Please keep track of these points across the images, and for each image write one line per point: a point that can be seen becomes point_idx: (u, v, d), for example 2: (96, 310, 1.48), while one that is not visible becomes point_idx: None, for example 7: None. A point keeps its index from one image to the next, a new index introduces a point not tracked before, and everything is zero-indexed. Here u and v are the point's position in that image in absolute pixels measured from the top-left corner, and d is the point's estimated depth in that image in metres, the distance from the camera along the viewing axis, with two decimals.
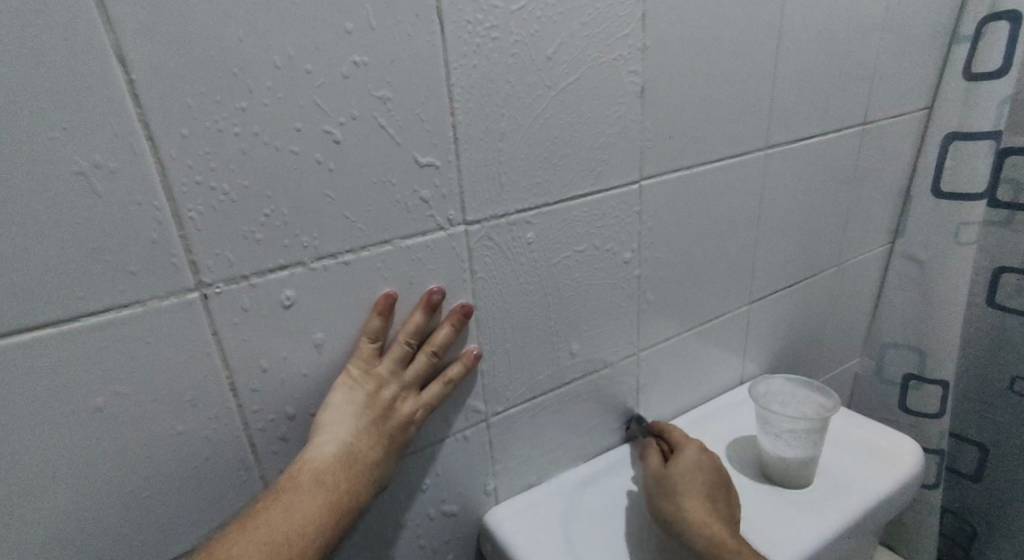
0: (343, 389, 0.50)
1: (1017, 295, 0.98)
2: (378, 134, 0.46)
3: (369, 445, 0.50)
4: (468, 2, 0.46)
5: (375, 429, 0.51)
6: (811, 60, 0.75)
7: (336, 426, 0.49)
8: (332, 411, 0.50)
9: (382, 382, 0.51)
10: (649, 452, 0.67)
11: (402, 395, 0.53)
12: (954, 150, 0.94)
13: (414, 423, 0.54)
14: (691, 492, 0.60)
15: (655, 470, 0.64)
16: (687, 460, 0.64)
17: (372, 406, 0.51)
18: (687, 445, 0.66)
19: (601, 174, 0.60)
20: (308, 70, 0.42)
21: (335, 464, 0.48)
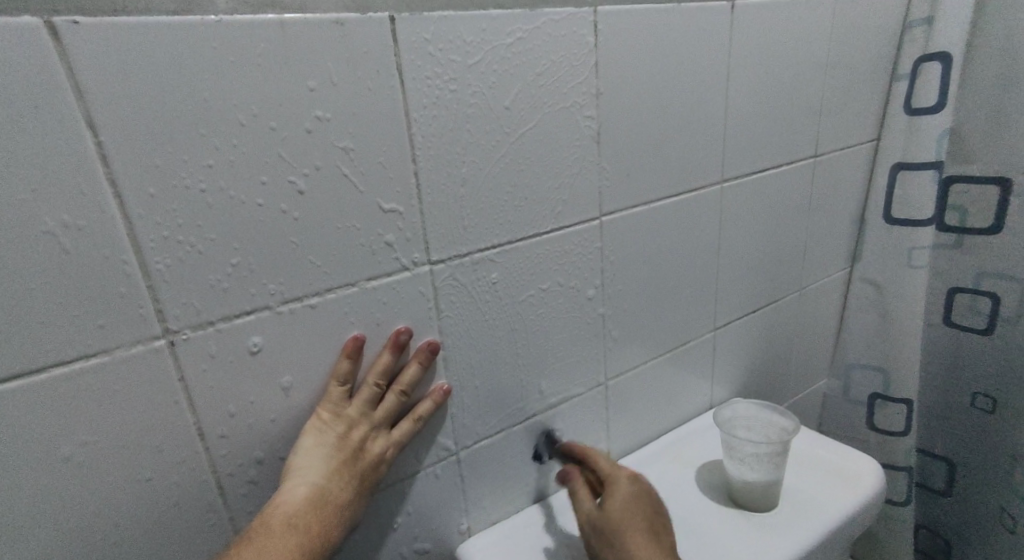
0: (312, 433, 0.51)
1: (970, 315, 1.02)
2: (342, 183, 0.48)
3: (340, 487, 0.51)
4: (426, 58, 0.49)
5: (346, 471, 0.52)
6: (760, 99, 0.80)
7: (307, 470, 0.50)
8: (302, 455, 0.51)
9: (350, 424, 0.52)
10: (578, 490, 0.64)
11: (372, 436, 0.54)
12: (901, 179, 0.99)
13: (385, 462, 0.55)
14: (624, 533, 0.58)
15: (590, 513, 0.61)
16: (614, 499, 0.61)
17: (340, 448, 0.52)
18: (616, 480, 0.63)
19: (562, 213, 0.63)
20: (272, 126, 0.44)
21: (305, 508, 0.49)
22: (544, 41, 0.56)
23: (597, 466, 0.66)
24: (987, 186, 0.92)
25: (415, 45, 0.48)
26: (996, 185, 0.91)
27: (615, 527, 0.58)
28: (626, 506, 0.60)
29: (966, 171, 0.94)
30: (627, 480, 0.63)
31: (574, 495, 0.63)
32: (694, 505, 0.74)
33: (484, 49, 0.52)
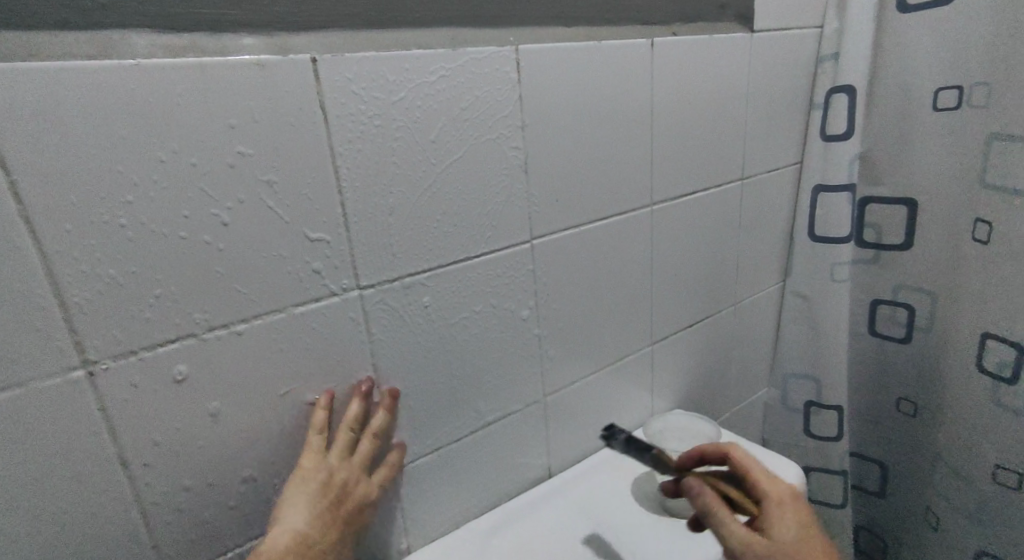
0: (297, 483, 0.54)
1: (891, 325, 1.08)
2: (266, 214, 0.50)
3: (322, 530, 0.54)
4: (349, 96, 0.51)
5: (325, 515, 0.54)
6: (684, 127, 0.84)
7: (297, 517, 0.53)
8: (288, 504, 0.53)
9: (331, 473, 0.56)
10: (723, 513, 0.58)
11: (354, 482, 0.57)
12: (821, 199, 1.05)
13: (366, 506, 0.59)
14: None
15: (741, 536, 0.57)
16: (781, 525, 0.58)
17: (325, 493, 0.55)
18: (779, 501, 0.60)
19: (491, 238, 0.66)
20: (193, 162, 0.46)
21: (295, 549, 0.51)
22: (467, 78, 0.59)
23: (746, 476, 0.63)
24: (897, 206, 0.99)
25: (337, 83, 0.51)
26: (904, 206, 0.99)
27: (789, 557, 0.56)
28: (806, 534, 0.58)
29: (879, 194, 1.01)
30: (794, 502, 0.60)
31: (721, 520, 0.58)
32: (628, 513, 0.76)
33: (407, 86, 0.55)
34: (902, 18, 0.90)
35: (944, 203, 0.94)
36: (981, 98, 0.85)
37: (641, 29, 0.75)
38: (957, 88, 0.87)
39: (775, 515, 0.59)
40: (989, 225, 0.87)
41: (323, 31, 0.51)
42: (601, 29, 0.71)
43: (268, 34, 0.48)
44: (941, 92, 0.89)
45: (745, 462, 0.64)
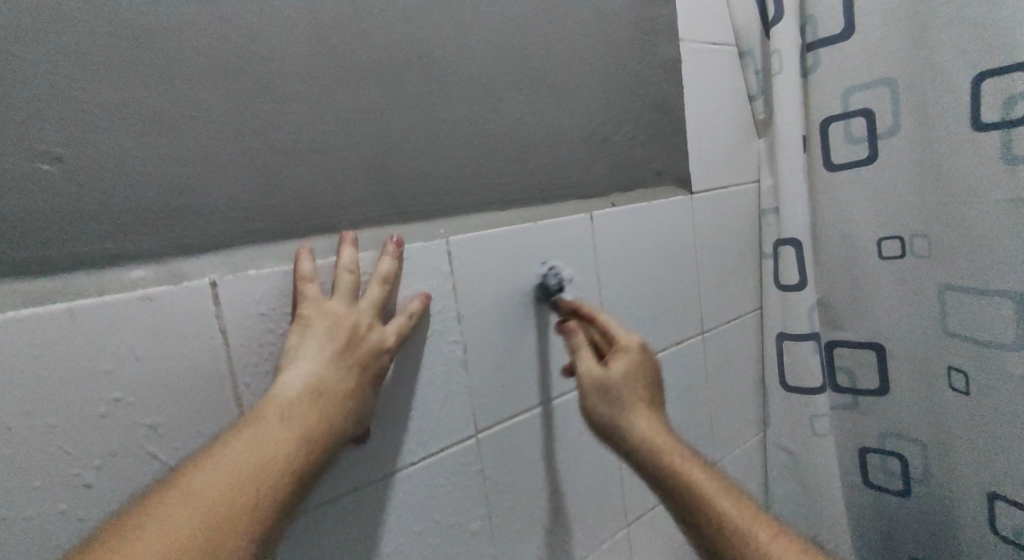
0: (296, 331, 0.49)
1: (885, 476, 0.96)
2: (146, 461, 0.43)
3: (340, 379, 0.48)
4: (254, 319, 0.48)
5: (364, 390, 0.49)
6: (637, 291, 0.82)
7: (258, 437, 0.42)
8: (295, 351, 0.48)
9: (340, 312, 0.49)
10: (583, 349, 0.63)
11: (371, 324, 0.51)
12: (786, 348, 1.01)
13: (386, 354, 0.51)
14: (635, 398, 0.60)
15: (593, 372, 0.61)
16: (629, 368, 0.61)
17: (339, 334, 0.49)
18: (630, 346, 0.62)
19: (429, 440, 0.59)
20: (51, 425, 0.39)
21: (302, 399, 0.45)
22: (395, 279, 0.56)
23: (603, 324, 0.64)
24: (863, 349, 0.94)
25: (243, 305, 0.47)
26: (871, 349, 0.93)
27: (625, 392, 0.59)
28: (633, 377, 0.60)
29: (844, 337, 0.96)
30: (640, 350, 0.62)
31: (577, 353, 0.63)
32: None
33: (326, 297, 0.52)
34: (830, 174, 0.91)
35: (911, 350, 0.89)
36: (923, 248, 0.84)
37: (578, 203, 0.74)
38: (898, 237, 0.86)
39: (618, 359, 0.61)
40: (965, 375, 0.82)
41: (227, 249, 0.47)
42: (536, 208, 0.69)
43: (161, 262, 0.44)
44: (882, 241, 0.88)
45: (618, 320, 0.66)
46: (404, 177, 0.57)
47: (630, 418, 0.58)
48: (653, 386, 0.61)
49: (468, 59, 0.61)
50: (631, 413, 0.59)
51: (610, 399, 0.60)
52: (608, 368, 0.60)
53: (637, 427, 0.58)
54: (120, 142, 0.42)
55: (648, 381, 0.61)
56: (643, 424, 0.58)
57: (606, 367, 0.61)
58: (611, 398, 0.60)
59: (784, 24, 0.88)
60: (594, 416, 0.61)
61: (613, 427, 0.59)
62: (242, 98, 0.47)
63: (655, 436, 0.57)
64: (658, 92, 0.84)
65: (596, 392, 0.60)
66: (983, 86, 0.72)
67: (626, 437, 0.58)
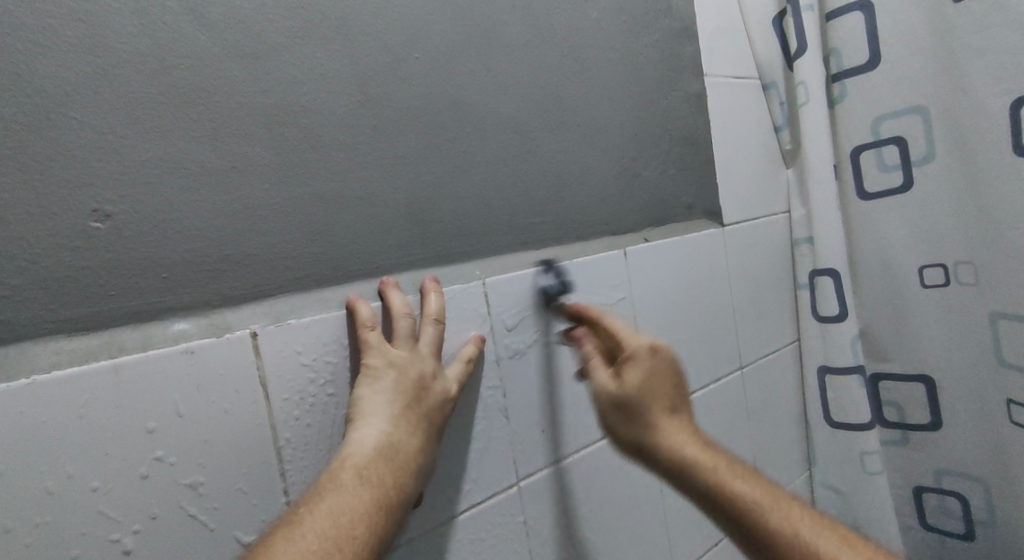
0: (362, 384, 0.48)
1: (946, 517, 0.90)
2: (186, 522, 0.41)
3: (406, 434, 0.47)
4: (295, 369, 0.47)
5: (429, 444, 0.48)
6: (675, 327, 0.79)
7: (338, 503, 0.40)
8: (362, 404, 0.47)
9: (402, 360, 0.48)
10: (594, 362, 0.58)
11: (433, 372, 0.50)
12: (830, 382, 0.97)
13: (449, 402, 0.51)
14: (657, 407, 0.55)
15: (607, 387, 0.56)
16: (652, 414, 0.55)
17: (404, 385, 0.48)
18: (640, 353, 0.56)
19: (471, 492, 0.57)
20: (93, 488, 0.38)
21: (374, 458, 0.44)
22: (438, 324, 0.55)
23: (610, 331, 0.58)
24: (912, 383, 0.90)
25: (284, 355, 0.46)
26: (920, 382, 0.89)
27: (648, 402, 0.55)
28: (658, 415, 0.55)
29: (890, 369, 0.92)
30: (649, 353, 0.56)
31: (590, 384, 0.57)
32: None
33: None
34: (864, 202, 0.89)
35: (964, 382, 0.85)
36: (969, 276, 0.81)
37: (612, 240, 0.73)
38: (941, 265, 0.84)
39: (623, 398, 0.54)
40: None
41: (267, 299, 0.47)
42: (571, 246, 0.68)
43: (203, 314, 0.44)
44: (925, 269, 0.85)
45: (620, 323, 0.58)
46: (441, 220, 0.57)
47: (657, 430, 0.54)
48: (673, 392, 0.56)
49: (500, 101, 0.62)
50: (658, 427, 0.54)
51: (632, 415, 0.55)
52: (618, 404, 0.55)
53: (669, 440, 0.54)
54: (165, 196, 0.42)
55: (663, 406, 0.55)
56: (675, 434, 0.54)
57: (620, 379, 0.56)
58: (639, 442, 0.55)
59: (808, 57, 0.88)
60: (618, 434, 0.56)
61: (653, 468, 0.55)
62: (284, 147, 0.47)
63: (689, 449, 0.53)
64: (686, 127, 0.84)
65: (613, 408, 0.56)
66: (1022, 111, 0.71)
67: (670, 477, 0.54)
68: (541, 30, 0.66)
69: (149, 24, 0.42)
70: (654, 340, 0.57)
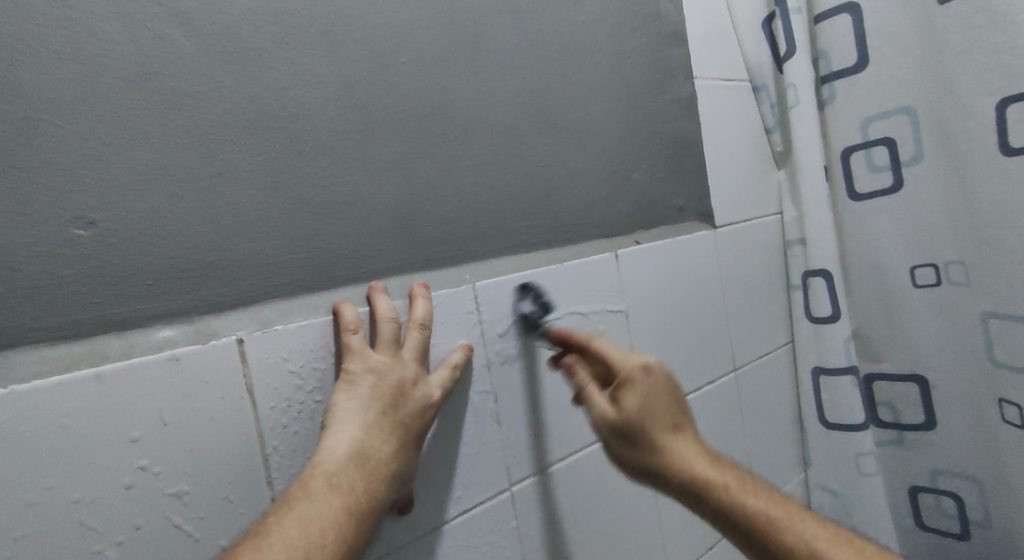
0: (341, 389, 0.47)
1: (940, 517, 0.90)
2: (171, 532, 0.41)
3: (381, 441, 0.46)
4: (282, 376, 0.46)
5: (404, 450, 0.47)
6: (668, 329, 0.79)
7: (308, 510, 0.40)
8: (339, 410, 0.46)
9: (382, 366, 0.48)
10: (588, 388, 0.56)
11: (414, 378, 0.49)
12: (823, 383, 0.97)
13: (430, 409, 0.50)
14: (661, 427, 0.54)
15: (608, 412, 0.55)
16: (664, 440, 0.54)
17: (383, 390, 0.47)
18: (634, 372, 0.55)
19: (462, 497, 0.56)
20: (75, 499, 0.37)
21: (347, 465, 0.43)
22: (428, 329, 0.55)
23: (603, 354, 0.57)
24: (905, 383, 0.90)
25: (270, 361, 0.46)
26: (913, 382, 0.89)
27: (649, 427, 0.54)
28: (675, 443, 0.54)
29: (883, 370, 0.92)
30: (643, 373, 0.55)
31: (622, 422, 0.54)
32: None
33: None
34: (855, 203, 0.90)
35: (956, 382, 0.85)
36: (960, 276, 0.81)
37: (603, 243, 0.73)
38: (932, 265, 0.84)
39: (651, 426, 0.54)
40: (1018, 405, 0.78)
41: (253, 305, 0.46)
42: (561, 249, 0.68)
43: (188, 321, 0.43)
44: (916, 269, 0.86)
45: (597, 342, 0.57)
46: (429, 224, 0.57)
47: (665, 453, 0.53)
48: (679, 408, 0.56)
49: (488, 105, 0.62)
50: (663, 450, 0.53)
51: (636, 442, 0.54)
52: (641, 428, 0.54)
53: (678, 460, 0.53)
54: (148, 202, 0.42)
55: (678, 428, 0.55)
56: (682, 454, 0.53)
57: (619, 402, 0.55)
58: (661, 475, 0.54)
59: (797, 58, 0.88)
60: (626, 462, 0.55)
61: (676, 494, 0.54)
62: (271, 152, 0.47)
63: (697, 465, 0.53)
64: (676, 130, 0.84)
65: (614, 435, 0.55)
66: (1008, 110, 0.71)
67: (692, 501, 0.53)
68: (530, 33, 0.66)
69: (132, 29, 0.41)
70: (647, 358, 0.56)
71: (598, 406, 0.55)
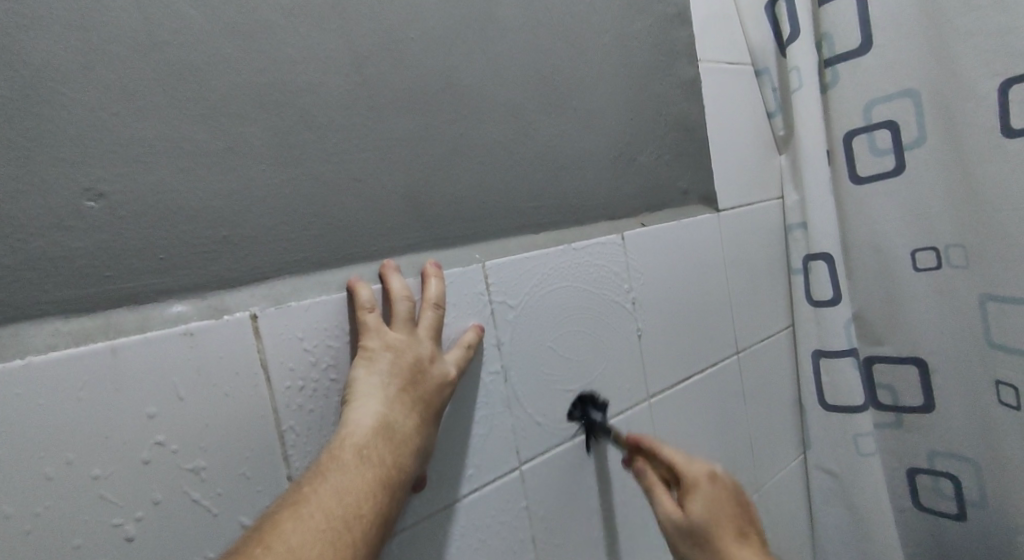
0: (359, 365, 0.47)
1: (938, 498, 0.92)
2: (190, 508, 0.40)
3: (404, 416, 0.46)
4: (297, 352, 0.46)
5: (426, 426, 0.48)
6: (673, 312, 0.79)
7: (343, 481, 0.40)
8: (358, 385, 0.46)
9: (400, 343, 0.48)
10: (656, 490, 0.59)
11: (430, 355, 0.49)
12: (824, 365, 0.97)
13: (447, 386, 0.50)
14: (723, 534, 0.55)
15: (672, 514, 0.57)
16: (704, 497, 0.56)
17: (402, 367, 0.47)
18: (700, 480, 0.57)
19: (473, 478, 0.56)
20: (93, 476, 0.37)
21: (374, 438, 0.43)
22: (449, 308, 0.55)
23: (663, 457, 0.59)
24: (905, 365, 0.91)
25: (286, 338, 0.45)
26: (913, 364, 0.90)
27: (713, 533, 0.55)
28: (709, 505, 0.56)
29: (883, 352, 0.93)
30: (710, 481, 0.57)
31: (655, 495, 0.59)
32: None
33: None
34: (856, 186, 0.90)
35: (954, 364, 0.86)
36: (960, 258, 0.82)
37: (609, 225, 0.73)
38: (932, 249, 0.84)
39: (694, 493, 0.56)
40: (1015, 388, 0.79)
41: (267, 281, 0.46)
42: (569, 230, 0.68)
43: (202, 296, 0.43)
44: (917, 253, 0.86)
45: (659, 445, 0.59)
46: (439, 202, 0.56)
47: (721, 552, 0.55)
48: (740, 507, 0.57)
49: (497, 84, 0.61)
50: (722, 551, 0.54)
51: (699, 544, 0.56)
52: (691, 514, 0.56)
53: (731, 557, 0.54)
54: (161, 175, 0.41)
55: (740, 498, 0.57)
56: (738, 556, 0.54)
57: (685, 508, 0.57)
58: (700, 543, 0.56)
59: (801, 42, 0.88)
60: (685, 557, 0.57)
61: (707, 555, 0.55)
62: (282, 126, 0.46)
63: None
64: (681, 113, 0.84)
65: (683, 538, 0.57)
66: (1012, 92, 0.72)
67: (719, 559, 0.54)
68: (537, 12, 0.65)
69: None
70: (712, 465, 0.58)
71: (656, 493, 0.59)
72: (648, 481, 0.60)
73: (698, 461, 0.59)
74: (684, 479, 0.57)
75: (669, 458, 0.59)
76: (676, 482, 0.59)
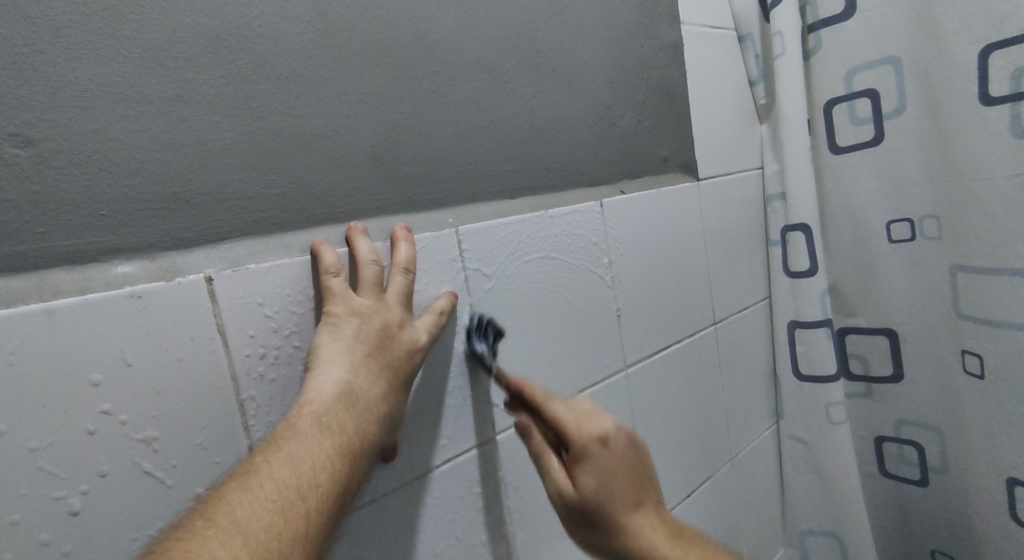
0: (323, 331, 0.45)
1: (902, 465, 0.94)
2: (142, 480, 0.38)
3: (370, 383, 0.44)
4: (256, 318, 0.43)
5: (395, 393, 0.46)
6: (650, 281, 0.78)
7: (299, 451, 0.38)
8: (322, 352, 0.44)
9: (366, 308, 0.45)
10: (545, 457, 0.54)
11: (399, 321, 0.47)
12: (798, 336, 0.98)
13: (418, 353, 0.48)
14: (617, 504, 0.52)
15: (564, 488, 0.53)
16: (596, 480, 0.51)
17: (368, 333, 0.45)
18: (588, 447, 0.51)
19: (446, 448, 0.55)
20: (32, 447, 0.35)
21: (336, 406, 0.41)
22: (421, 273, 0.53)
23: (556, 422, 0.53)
24: (877, 336, 0.92)
25: (245, 302, 0.43)
26: (884, 335, 0.91)
27: (608, 507, 0.51)
28: (607, 483, 0.51)
29: (856, 323, 0.94)
30: (601, 446, 0.51)
31: (549, 468, 0.54)
32: None
33: None
34: (835, 156, 0.89)
35: (924, 335, 0.87)
36: (933, 230, 0.82)
37: (587, 191, 0.71)
38: (907, 220, 0.84)
39: (589, 467, 0.51)
40: (979, 357, 0.80)
41: (224, 243, 0.43)
42: (545, 196, 0.66)
43: (151, 257, 0.40)
44: (892, 224, 0.86)
45: (550, 406, 0.53)
46: (410, 162, 0.53)
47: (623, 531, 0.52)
48: (640, 475, 0.53)
49: (471, 39, 0.58)
50: (623, 526, 0.52)
51: (593, 520, 0.52)
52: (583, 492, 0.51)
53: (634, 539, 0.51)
54: (99, 124, 0.38)
55: (646, 472, 0.53)
56: (644, 538, 0.51)
57: (574, 480, 0.52)
58: (594, 519, 0.52)
59: (785, 7, 0.86)
60: (580, 531, 0.54)
61: (617, 536, 0.52)
62: (236, 76, 0.43)
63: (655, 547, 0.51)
64: (662, 77, 0.82)
65: (574, 511, 0.53)
66: (989, 61, 0.71)
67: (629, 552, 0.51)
68: None
69: None
70: (604, 423, 0.52)
71: (544, 456, 0.55)
72: (535, 441, 0.55)
73: (598, 416, 0.53)
74: (574, 450, 0.52)
75: (547, 410, 0.53)
76: (563, 445, 0.54)
